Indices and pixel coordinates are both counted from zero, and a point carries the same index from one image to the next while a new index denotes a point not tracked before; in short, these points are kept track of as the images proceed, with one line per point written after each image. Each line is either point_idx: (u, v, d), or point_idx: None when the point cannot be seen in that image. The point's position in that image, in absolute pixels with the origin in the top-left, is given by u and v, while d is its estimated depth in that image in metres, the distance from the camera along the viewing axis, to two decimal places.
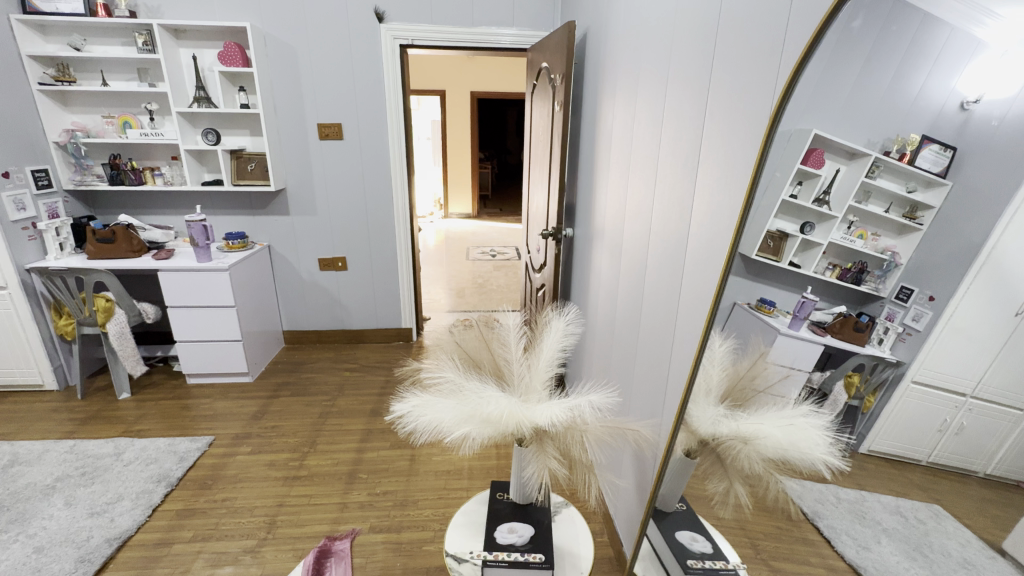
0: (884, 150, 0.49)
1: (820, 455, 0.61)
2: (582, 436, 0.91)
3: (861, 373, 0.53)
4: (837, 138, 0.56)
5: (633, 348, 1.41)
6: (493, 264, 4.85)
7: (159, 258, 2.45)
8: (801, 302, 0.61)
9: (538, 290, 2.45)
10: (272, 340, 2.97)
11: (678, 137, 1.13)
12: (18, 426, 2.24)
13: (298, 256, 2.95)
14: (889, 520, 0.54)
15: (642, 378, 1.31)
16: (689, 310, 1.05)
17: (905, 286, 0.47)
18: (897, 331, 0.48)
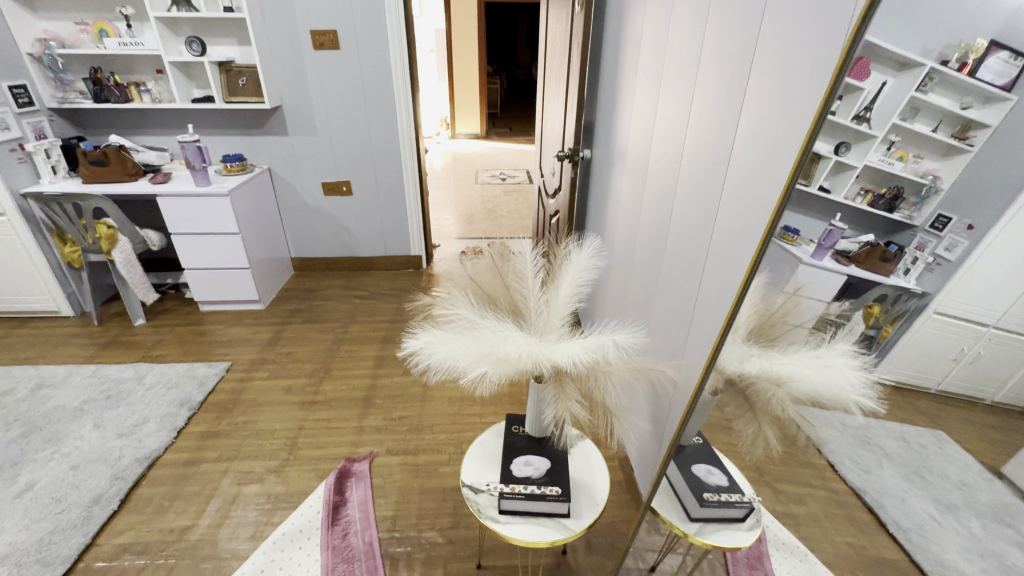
0: (940, 59, 0.38)
1: (849, 395, 0.54)
2: (605, 377, 0.86)
3: (883, 304, 0.47)
4: (886, 44, 0.46)
5: (656, 279, 1.32)
6: (504, 189, 4.67)
7: (157, 182, 2.36)
8: (829, 231, 0.52)
9: (552, 217, 2.34)
10: (281, 267, 2.94)
11: (725, 40, 0.95)
12: (41, 351, 2.29)
13: (300, 180, 2.82)
14: (892, 445, 0.54)
15: (667, 312, 1.24)
16: (728, 242, 0.95)
17: (944, 214, 0.40)
18: (925, 261, 0.41)
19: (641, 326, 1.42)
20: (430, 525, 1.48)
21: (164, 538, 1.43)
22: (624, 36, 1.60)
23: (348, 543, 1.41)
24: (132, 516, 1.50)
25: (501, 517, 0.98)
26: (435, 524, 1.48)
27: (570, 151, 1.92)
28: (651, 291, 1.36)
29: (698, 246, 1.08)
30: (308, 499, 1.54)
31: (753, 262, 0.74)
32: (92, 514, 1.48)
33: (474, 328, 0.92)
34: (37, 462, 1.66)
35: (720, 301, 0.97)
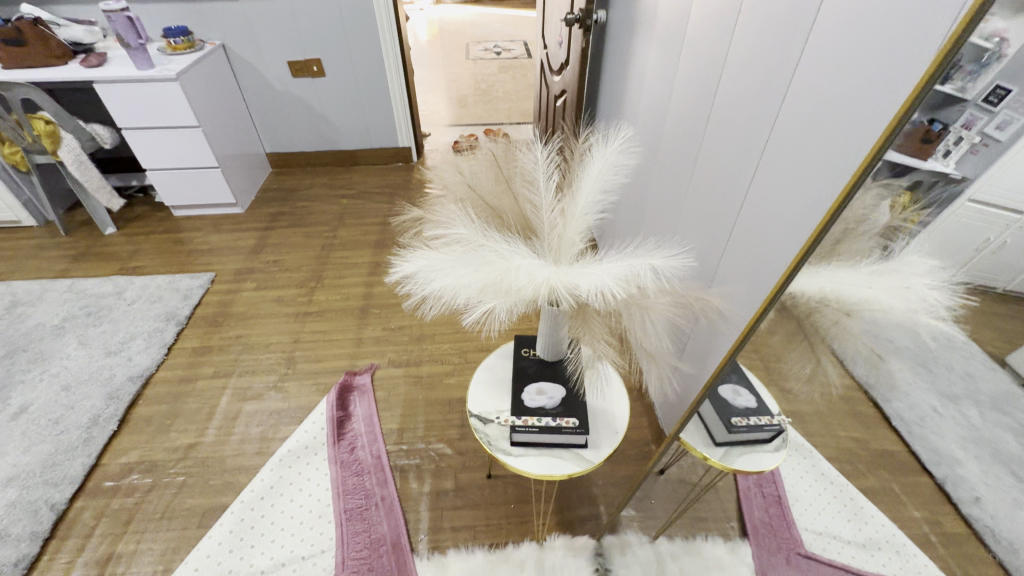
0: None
1: (907, 312, 0.53)
2: (641, 312, 0.71)
3: (915, 191, 0.47)
4: None
5: (690, 176, 1.11)
6: (499, 65, 4.11)
7: (90, 66, 1.99)
8: None
9: (559, 98, 2.02)
10: (256, 164, 2.65)
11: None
12: (10, 265, 2.13)
13: (262, 59, 2.41)
14: (902, 339, 0.56)
15: (702, 216, 1.06)
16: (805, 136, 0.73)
17: (1001, 86, 0.39)
18: (971, 141, 0.41)
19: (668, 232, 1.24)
20: (438, 437, 1.46)
21: (170, 456, 1.41)
22: None
23: (357, 457, 1.39)
24: (135, 435, 1.47)
25: (512, 449, 0.90)
26: (443, 435, 1.46)
27: (581, 13, 1.57)
28: (682, 189, 1.16)
29: (756, 133, 0.85)
30: (311, 415, 1.50)
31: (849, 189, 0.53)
32: (94, 434, 1.46)
33: (479, 252, 0.76)
34: (27, 384, 1.60)
35: (785, 216, 0.78)
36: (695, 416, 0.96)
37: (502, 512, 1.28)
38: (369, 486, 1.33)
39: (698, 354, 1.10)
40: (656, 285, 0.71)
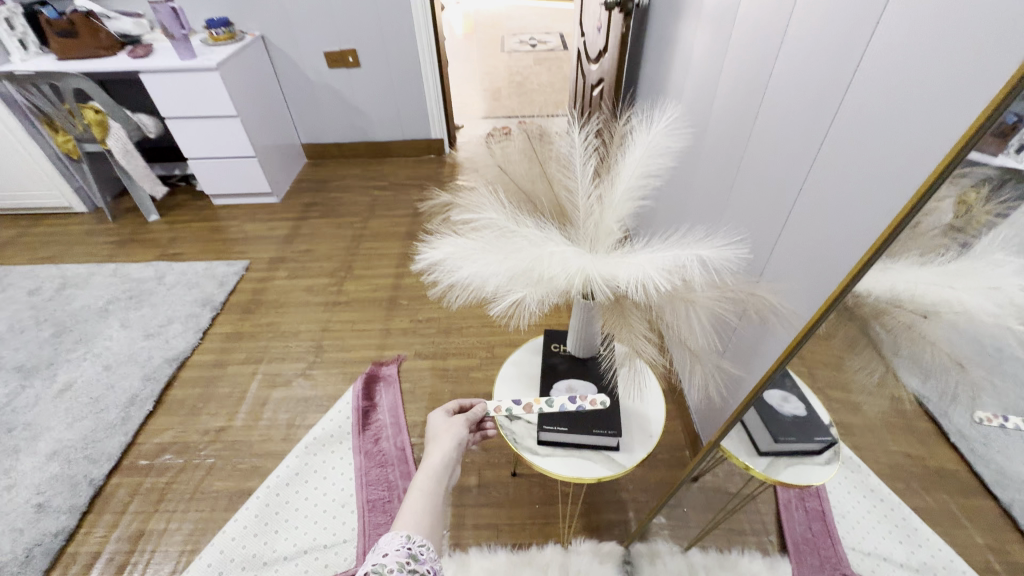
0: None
1: (990, 319, 0.50)
2: (682, 302, 0.63)
3: (981, 192, 0.46)
4: None
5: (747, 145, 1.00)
6: (534, 57, 4.02)
7: (137, 56, 2.05)
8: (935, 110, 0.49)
9: (595, 89, 1.97)
10: (291, 155, 2.68)
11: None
12: (61, 249, 2.22)
13: (300, 51, 2.45)
14: (962, 344, 0.54)
15: (758, 195, 0.95)
16: (864, 139, 0.68)
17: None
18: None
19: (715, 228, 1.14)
20: None
21: (201, 437, 1.44)
22: None
23: (381, 448, 1.38)
24: (169, 415, 1.51)
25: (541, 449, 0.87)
26: None
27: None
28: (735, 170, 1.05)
29: (817, 121, 0.77)
30: (337, 405, 1.50)
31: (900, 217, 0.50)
32: (131, 413, 1.50)
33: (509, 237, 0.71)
34: (72, 363, 1.67)
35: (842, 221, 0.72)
36: (737, 428, 0.86)
37: (526, 512, 1.24)
38: (392, 479, 1.31)
39: (739, 359, 1.01)
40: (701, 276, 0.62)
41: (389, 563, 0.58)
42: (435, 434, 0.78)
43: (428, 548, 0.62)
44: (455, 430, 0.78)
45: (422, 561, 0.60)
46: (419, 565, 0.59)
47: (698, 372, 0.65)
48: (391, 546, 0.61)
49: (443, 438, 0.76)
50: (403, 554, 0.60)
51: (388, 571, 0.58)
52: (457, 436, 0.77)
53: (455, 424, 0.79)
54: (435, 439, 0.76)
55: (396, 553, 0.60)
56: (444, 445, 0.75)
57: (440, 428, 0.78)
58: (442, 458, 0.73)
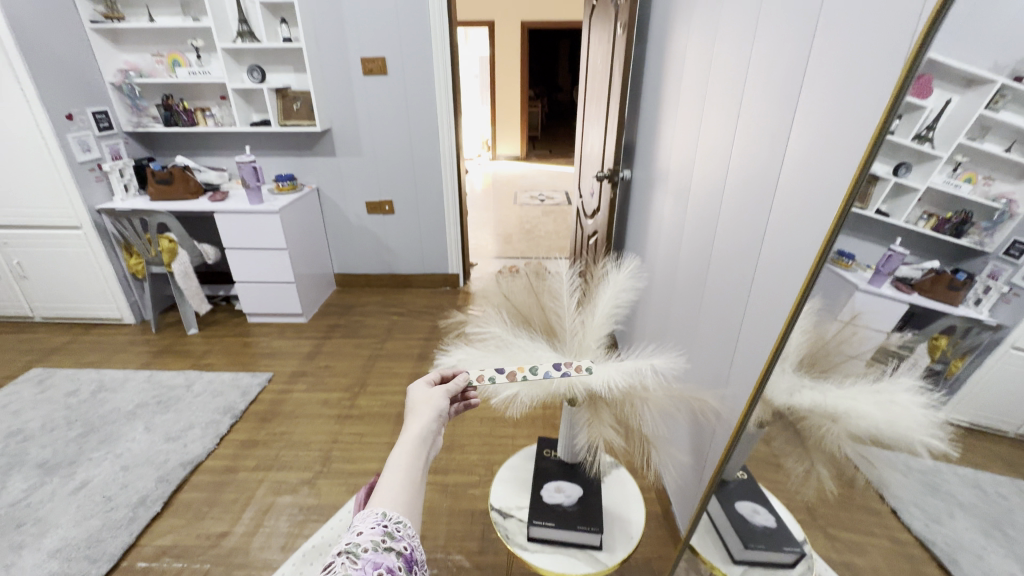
0: (1014, 75, 0.38)
1: (913, 433, 0.49)
2: (641, 402, 0.79)
3: (949, 336, 0.44)
4: (950, 61, 0.45)
5: (704, 281, 1.24)
6: (542, 209, 4.65)
7: (215, 200, 2.51)
8: (887, 256, 0.51)
9: (590, 237, 2.34)
10: (324, 282, 3.03)
11: (785, 16, 0.87)
12: (103, 355, 2.43)
13: (346, 200, 2.94)
14: (965, 493, 0.47)
15: (714, 320, 1.16)
16: (774, 276, 0.90)
17: (1021, 241, 0.38)
18: (999, 292, 0.39)
19: (685, 349, 1.33)
20: (457, 548, 1.44)
21: (200, 543, 1.47)
22: (666, 53, 1.61)
23: None
24: (174, 518, 1.55)
25: (531, 546, 0.95)
26: (462, 547, 1.45)
27: (609, 171, 1.95)
28: (695, 303, 1.29)
29: (746, 262, 1.01)
30: (337, 514, 1.54)
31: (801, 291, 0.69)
32: (138, 514, 1.54)
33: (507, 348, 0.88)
34: (92, 462, 1.76)
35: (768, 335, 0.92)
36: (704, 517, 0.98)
37: None
38: None
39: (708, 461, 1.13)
40: (655, 381, 0.80)
41: (364, 542, 0.57)
42: (415, 405, 0.76)
43: (405, 524, 0.61)
44: (436, 403, 0.76)
45: (399, 538, 0.59)
46: (396, 542, 0.58)
47: (657, 462, 0.77)
48: (366, 524, 0.60)
49: (423, 411, 0.75)
50: (378, 532, 0.59)
51: (362, 551, 0.56)
52: (437, 408, 0.75)
53: (436, 396, 0.77)
54: (415, 412, 0.75)
55: (371, 531, 0.58)
56: (426, 418, 0.74)
57: (421, 399, 0.77)
58: (423, 430, 0.72)
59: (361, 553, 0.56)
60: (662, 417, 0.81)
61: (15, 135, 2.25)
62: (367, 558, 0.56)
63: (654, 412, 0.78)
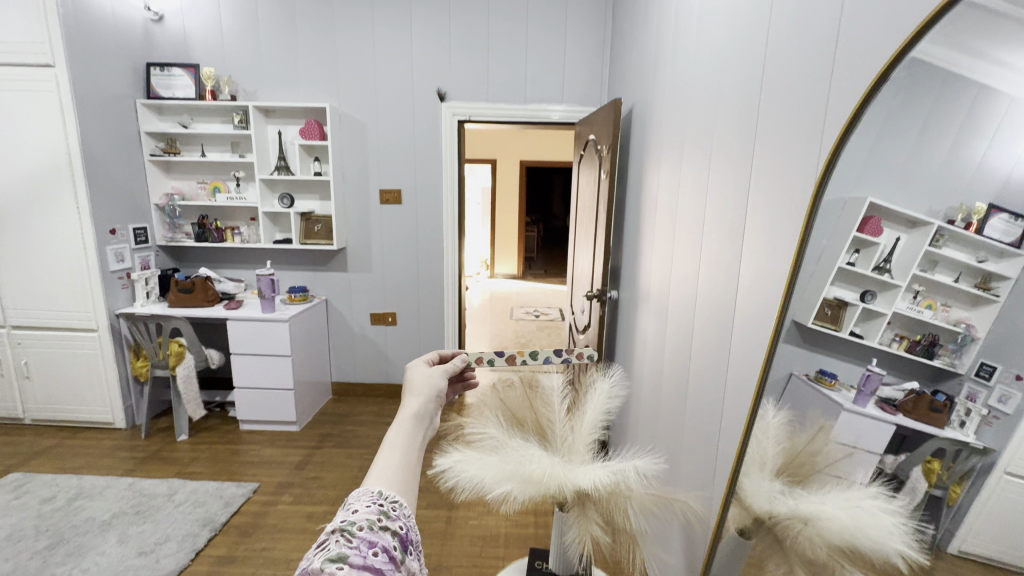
0: (947, 218, 0.48)
1: (898, 547, 0.48)
2: (625, 502, 0.85)
3: (942, 459, 0.46)
4: (893, 206, 0.55)
5: (685, 391, 1.33)
6: (537, 324, 4.84)
7: (230, 308, 2.68)
8: (865, 375, 0.56)
9: (582, 351, 2.46)
10: (321, 390, 3.06)
11: (727, 177, 1.11)
12: (86, 461, 2.38)
13: (352, 311, 3.12)
14: None
15: (696, 428, 1.23)
16: (740, 384, 1.01)
17: (986, 362, 0.43)
18: (981, 413, 0.43)
19: (673, 458, 1.38)
20: None
21: None
22: (642, 196, 1.90)
23: None
24: None
25: None
26: None
27: (598, 291, 2.15)
28: (678, 414, 1.37)
29: (717, 373, 1.13)
30: None
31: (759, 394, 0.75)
32: None
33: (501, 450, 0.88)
34: None
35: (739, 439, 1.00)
36: None
37: None
38: None
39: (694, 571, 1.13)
40: (637, 481, 0.86)
41: (359, 521, 0.55)
42: (414, 386, 0.78)
43: (400, 504, 0.59)
44: (434, 385, 0.79)
45: (393, 518, 0.58)
46: (391, 521, 0.57)
47: (643, 560, 0.81)
48: (361, 503, 0.58)
49: (421, 390, 0.77)
50: (373, 511, 0.57)
51: (358, 529, 0.54)
52: (434, 389, 0.78)
53: (434, 376, 0.81)
54: (413, 391, 0.77)
55: (367, 509, 0.57)
56: (425, 399, 0.76)
57: (420, 380, 0.80)
58: (420, 407, 0.75)
59: (356, 531, 0.54)
60: (645, 516, 0.85)
61: (59, 246, 2.47)
62: (362, 537, 0.54)
63: (638, 512, 0.84)
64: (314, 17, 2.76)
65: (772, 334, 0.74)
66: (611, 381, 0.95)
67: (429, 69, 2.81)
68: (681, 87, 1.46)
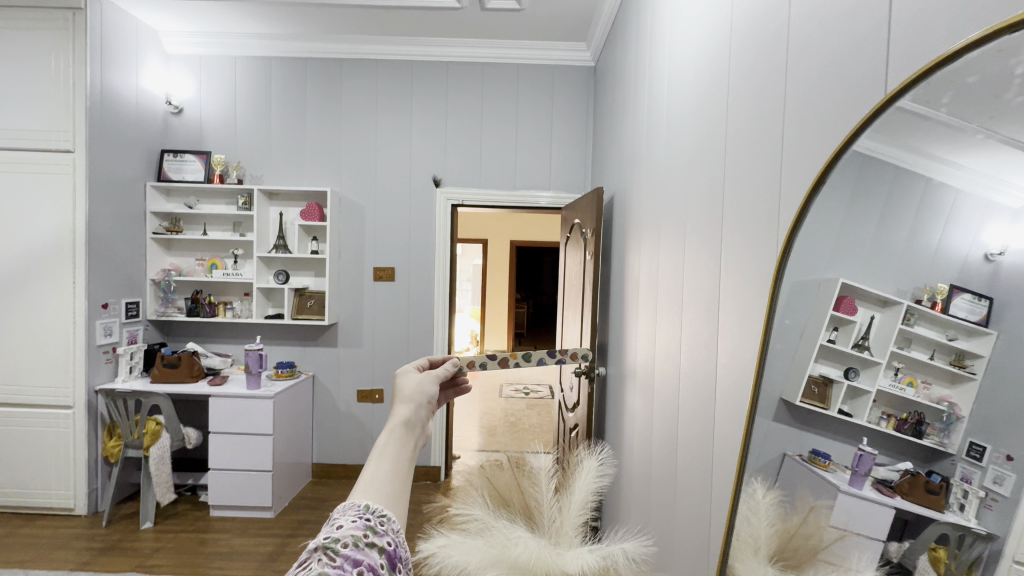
0: (915, 298, 0.47)
1: None
2: None
3: (946, 546, 0.42)
4: (864, 285, 0.55)
5: (675, 470, 1.32)
6: (527, 401, 4.77)
7: (214, 384, 2.64)
8: (858, 455, 0.53)
9: (572, 430, 2.42)
10: (301, 472, 2.92)
11: (701, 259, 1.20)
12: (38, 553, 2.19)
13: (339, 387, 3.07)
14: None
15: (688, 509, 1.20)
16: (726, 460, 1.01)
17: (976, 443, 0.40)
18: (979, 495, 0.39)
19: (666, 543, 1.32)
20: None
21: None
22: (625, 276, 2.00)
23: None
24: None
25: None
26: None
27: (587, 367, 2.18)
28: (670, 495, 1.35)
29: (705, 450, 1.13)
30: None
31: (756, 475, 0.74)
32: None
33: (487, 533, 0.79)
34: None
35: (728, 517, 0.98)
36: None
37: None
38: None
39: None
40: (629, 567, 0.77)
41: (343, 537, 0.49)
42: (404, 392, 0.65)
43: (390, 518, 0.53)
44: (427, 392, 0.67)
45: (382, 533, 0.51)
46: (378, 537, 0.51)
47: None
48: (346, 518, 0.52)
49: (412, 397, 0.65)
50: (359, 526, 0.51)
51: (341, 546, 0.48)
52: (428, 396, 0.66)
53: (427, 382, 0.68)
54: (404, 397, 0.64)
55: (352, 524, 0.51)
56: (417, 408, 0.64)
57: (411, 386, 0.66)
58: (411, 415, 0.63)
59: (340, 549, 0.48)
60: None
61: (48, 320, 2.47)
62: (346, 555, 0.48)
63: None
64: (323, 112, 3.02)
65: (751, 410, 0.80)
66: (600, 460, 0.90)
67: (426, 158, 3.03)
68: (656, 179, 1.61)
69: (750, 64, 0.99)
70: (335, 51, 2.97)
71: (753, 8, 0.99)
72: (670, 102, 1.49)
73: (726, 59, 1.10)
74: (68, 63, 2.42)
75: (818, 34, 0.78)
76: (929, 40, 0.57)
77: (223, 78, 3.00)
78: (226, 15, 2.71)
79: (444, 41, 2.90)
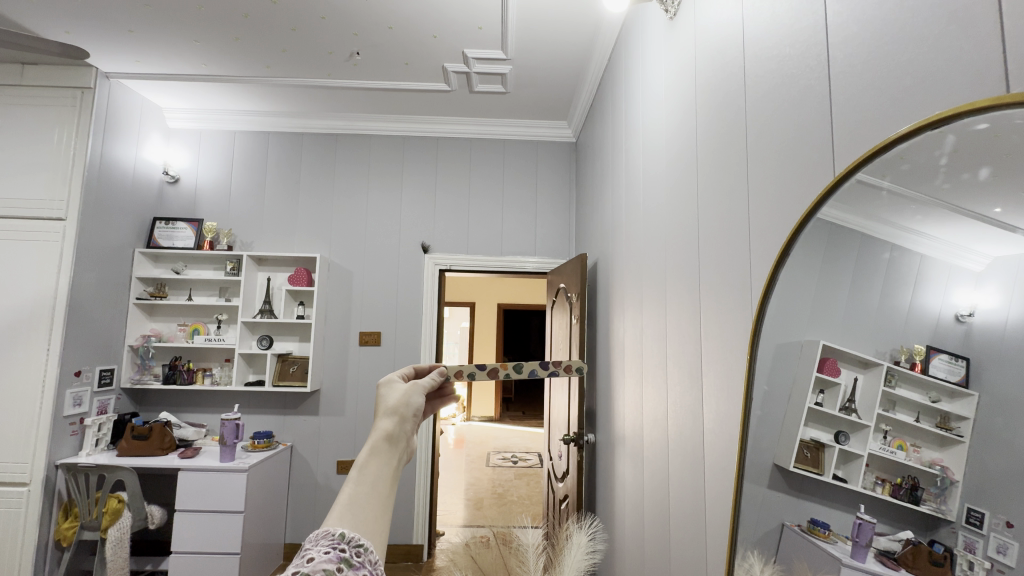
0: (894, 359, 0.49)
1: None
2: None
3: None
4: (844, 346, 0.57)
5: (669, 545, 1.26)
6: (515, 471, 4.58)
7: (185, 456, 2.51)
8: (858, 524, 0.52)
9: (562, 501, 2.32)
10: (272, 554, 2.71)
11: (682, 323, 1.23)
12: None
13: (318, 458, 2.94)
14: None
15: None
16: (717, 531, 0.99)
17: (974, 508, 0.40)
18: (985, 566, 0.38)
19: None
20: None
21: None
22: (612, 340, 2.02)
23: None
24: None
25: None
26: None
27: (575, 434, 2.13)
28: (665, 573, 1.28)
29: (697, 521, 1.09)
30: None
31: (756, 553, 0.72)
32: None
33: None
34: None
35: None
36: None
37: None
38: None
39: None
40: None
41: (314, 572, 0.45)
42: (387, 404, 0.63)
43: (366, 549, 0.50)
44: (413, 404, 0.65)
45: (357, 566, 0.48)
46: (353, 571, 0.48)
47: None
48: (318, 550, 0.48)
49: (395, 410, 0.63)
50: (333, 559, 0.48)
51: None
52: (414, 405, 0.65)
53: (412, 394, 0.66)
54: (387, 409, 0.62)
55: (325, 557, 0.47)
56: (400, 421, 0.62)
57: (395, 398, 0.64)
58: (393, 430, 0.61)
59: None
60: None
61: (15, 389, 2.36)
62: None
63: None
64: (317, 183, 3.13)
65: (738, 475, 0.82)
66: (591, 535, 0.87)
67: (416, 225, 3.13)
68: (636, 246, 1.68)
69: (714, 146, 1.09)
70: (333, 128, 3.15)
71: (713, 99, 1.10)
72: (645, 175, 1.60)
73: (694, 141, 1.19)
74: (71, 135, 2.52)
75: (772, 122, 0.86)
76: (866, 131, 0.63)
77: (223, 151, 3.14)
78: (228, 95, 2.88)
79: (435, 119, 3.09)
